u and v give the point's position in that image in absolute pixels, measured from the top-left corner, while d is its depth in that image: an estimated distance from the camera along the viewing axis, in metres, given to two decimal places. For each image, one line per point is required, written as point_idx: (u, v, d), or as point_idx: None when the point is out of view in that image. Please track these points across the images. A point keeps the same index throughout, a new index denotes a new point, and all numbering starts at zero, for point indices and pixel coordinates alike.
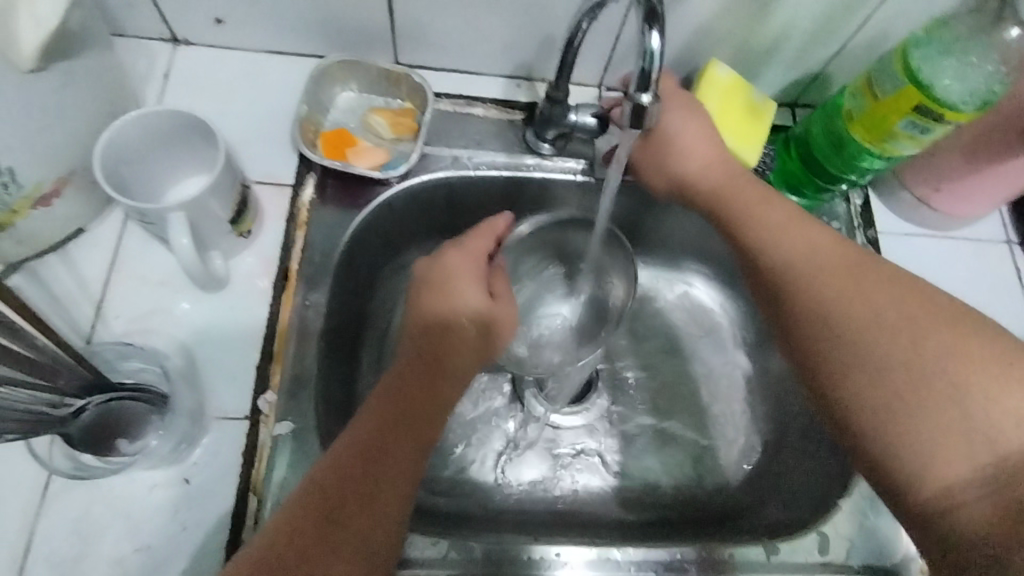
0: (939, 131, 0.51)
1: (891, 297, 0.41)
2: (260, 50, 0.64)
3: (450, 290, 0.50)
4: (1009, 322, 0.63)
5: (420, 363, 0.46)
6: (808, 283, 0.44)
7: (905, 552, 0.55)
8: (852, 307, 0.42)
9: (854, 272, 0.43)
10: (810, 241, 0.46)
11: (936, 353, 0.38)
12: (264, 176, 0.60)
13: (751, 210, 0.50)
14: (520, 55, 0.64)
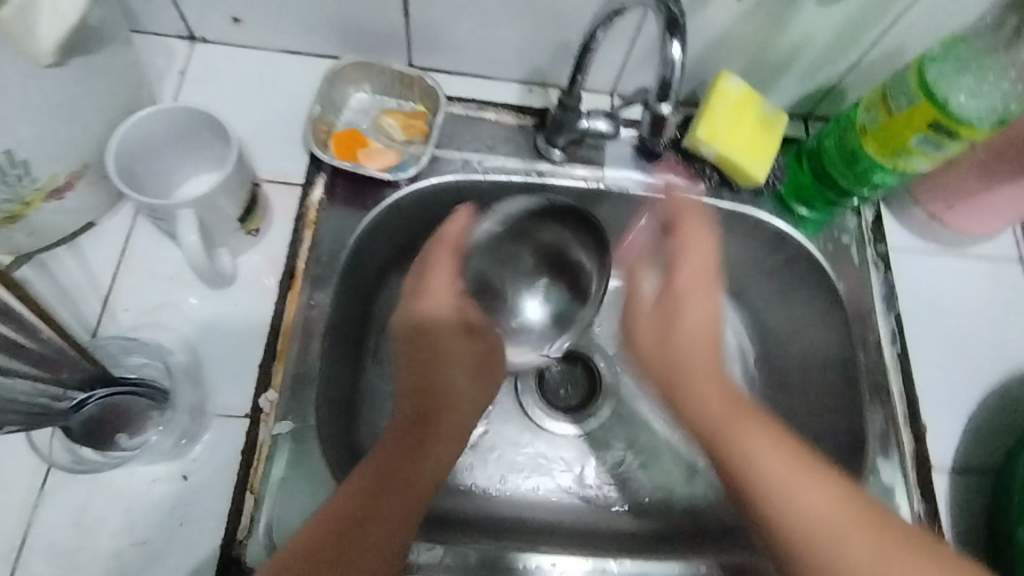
0: (954, 147, 0.50)
1: (825, 487, 0.43)
2: (275, 48, 0.64)
3: (423, 310, 0.50)
4: (1020, 342, 0.62)
5: (414, 391, 0.50)
6: (736, 429, 0.45)
7: None
8: (773, 458, 0.44)
9: (772, 434, 0.45)
10: (725, 378, 0.49)
11: (851, 528, 0.41)
12: (274, 175, 0.60)
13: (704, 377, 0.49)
14: (534, 61, 0.64)
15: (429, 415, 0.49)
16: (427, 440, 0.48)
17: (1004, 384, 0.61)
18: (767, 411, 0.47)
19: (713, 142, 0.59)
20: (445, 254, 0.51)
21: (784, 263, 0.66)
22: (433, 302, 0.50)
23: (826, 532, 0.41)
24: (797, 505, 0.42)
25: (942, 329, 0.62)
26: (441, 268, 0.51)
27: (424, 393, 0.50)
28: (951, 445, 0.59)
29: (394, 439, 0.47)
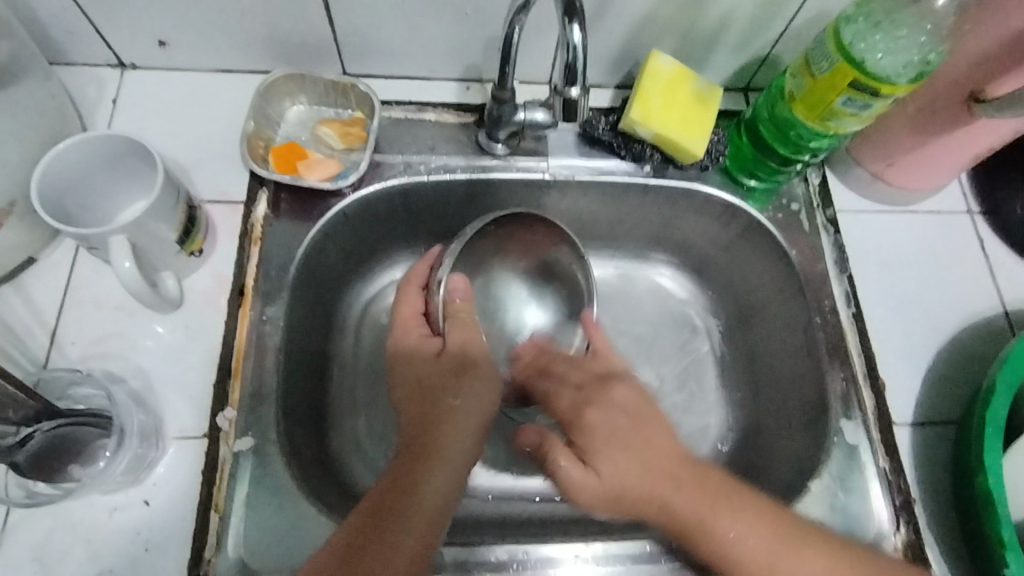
0: (878, 106, 0.51)
1: (742, 510, 0.45)
2: (209, 69, 0.64)
3: (397, 356, 0.53)
4: (974, 293, 0.63)
5: (415, 387, 0.50)
6: (675, 484, 0.46)
7: (878, 529, 0.54)
8: (709, 503, 0.46)
9: (704, 477, 0.47)
10: (655, 446, 0.48)
11: (789, 552, 0.44)
12: (216, 195, 0.60)
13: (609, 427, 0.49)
14: (466, 57, 0.64)
15: (439, 396, 0.49)
16: (445, 415, 0.48)
17: (960, 336, 0.61)
18: (692, 465, 0.47)
19: (650, 122, 0.59)
20: (415, 291, 0.57)
21: (736, 236, 0.67)
22: (412, 341, 0.53)
23: (771, 566, 0.44)
24: (728, 538, 0.45)
25: (895, 287, 0.63)
26: (411, 307, 0.56)
27: (423, 383, 0.50)
28: (912, 399, 0.59)
29: (411, 428, 0.48)
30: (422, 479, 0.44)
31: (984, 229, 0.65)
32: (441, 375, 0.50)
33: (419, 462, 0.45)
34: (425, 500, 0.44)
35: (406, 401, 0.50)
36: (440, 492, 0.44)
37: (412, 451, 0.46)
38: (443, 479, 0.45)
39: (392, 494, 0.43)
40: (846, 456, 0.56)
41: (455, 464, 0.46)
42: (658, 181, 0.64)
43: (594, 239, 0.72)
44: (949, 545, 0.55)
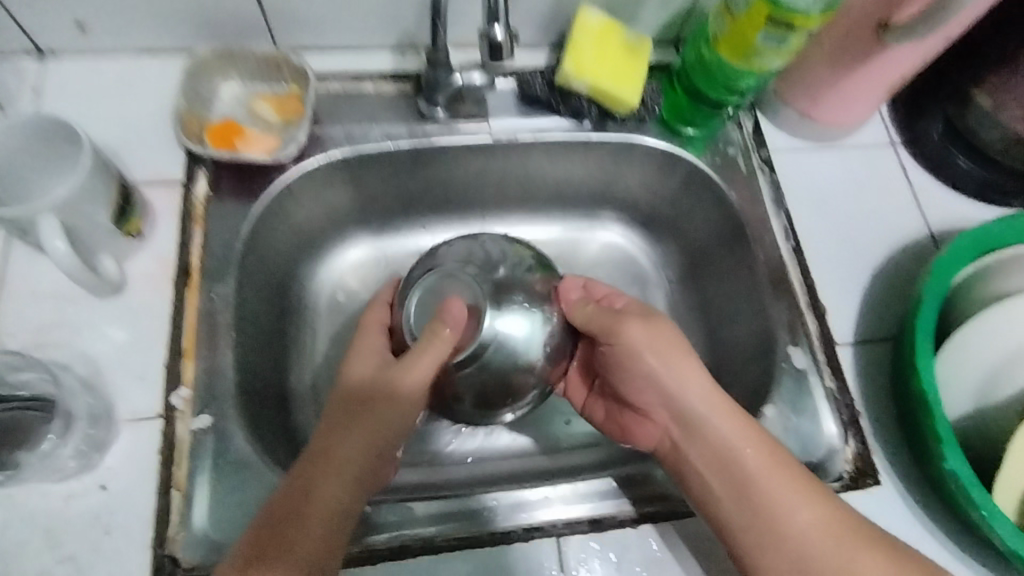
0: (796, 39, 0.53)
1: (752, 448, 0.50)
2: (134, 51, 0.63)
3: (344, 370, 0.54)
4: (903, 218, 0.66)
5: (350, 405, 0.51)
6: (707, 432, 0.51)
7: (827, 446, 0.57)
8: (730, 448, 0.50)
9: (733, 424, 0.51)
10: (687, 383, 0.52)
11: (800, 499, 0.48)
12: (152, 177, 0.59)
13: (643, 363, 0.53)
14: (399, 24, 0.64)
15: (363, 411, 0.50)
16: (362, 431, 0.49)
17: (892, 260, 0.64)
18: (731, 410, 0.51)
19: (581, 76, 0.61)
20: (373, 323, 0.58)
21: (677, 185, 0.69)
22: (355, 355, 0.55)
23: (777, 507, 0.48)
24: (731, 475, 0.50)
25: (829, 219, 0.66)
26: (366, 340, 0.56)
27: (354, 399, 0.51)
28: (852, 319, 0.62)
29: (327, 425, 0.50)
30: (320, 478, 0.47)
31: (907, 158, 0.68)
32: (368, 393, 0.51)
33: (316, 471, 0.47)
34: (334, 503, 0.46)
35: (344, 416, 0.50)
36: (329, 496, 0.46)
37: (317, 457, 0.48)
38: (335, 485, 0.47)
39: (303, 497, 0.46)
40: (794, 382, 0.59)
41: (350, 470, 0.48)
42: (599, 135, 0.65)
43: (544, 201, 0.72)
44: (894, 450, 0.58)
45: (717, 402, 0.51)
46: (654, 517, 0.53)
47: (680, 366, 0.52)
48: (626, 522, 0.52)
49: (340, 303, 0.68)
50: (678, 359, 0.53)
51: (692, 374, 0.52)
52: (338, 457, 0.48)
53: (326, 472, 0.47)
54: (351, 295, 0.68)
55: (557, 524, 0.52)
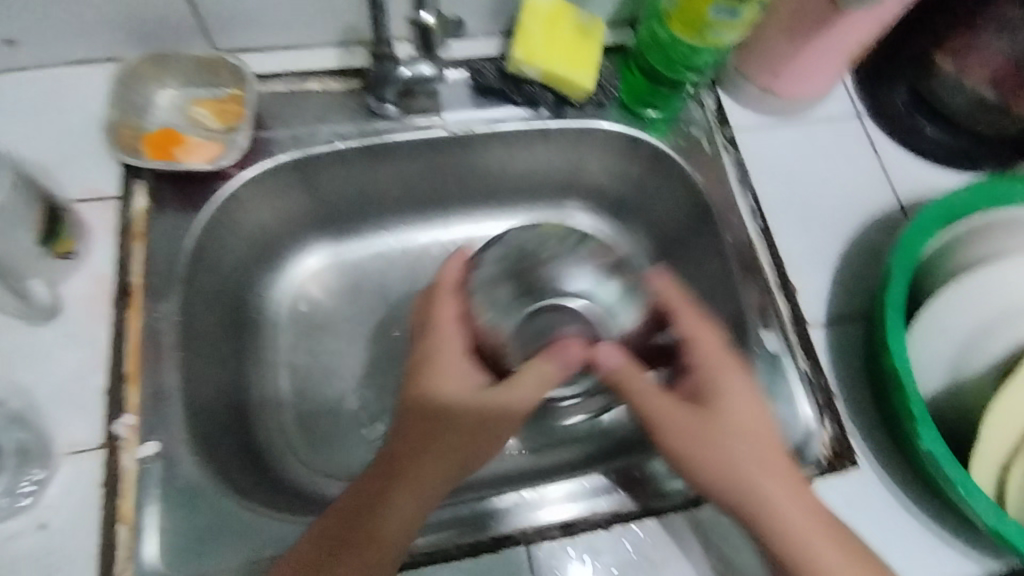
0: (747, 11, 0.51)
1: (797, 511, 0.44)
2: (62, 61, 0.59)
3: (433, 372, 0.49)
4: (870, 191, 0.64)
5: (452, 418, 0.47)
6: (740, 484, 0.45)
7: (805, 430, 0.55)
8: (777, 500, 0.44)
9: (779, 464, 0.46)
10: (726, 431, 0.46)
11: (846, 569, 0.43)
12: (86, 194, 0.56)
13: (680, 414, 0.47)
14: (342, 19, 0.60)
15: (433, 440, 0.46)
16: (433, 457, 0.45)
17: (861, 235, 0.63)
18: (774, 465, 0.46)
19: (532, 61, 0.60)
20: (446, 295, 0.53)
21: (643, 170, 0.66)
22: (447, 362, 0.50)
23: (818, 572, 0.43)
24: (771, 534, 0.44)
25: (795, 196, 0.64)
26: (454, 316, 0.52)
27: (436, 420, 0.47)
28: (823, 300, 0.60)
29: (401, 444, 0.46)
30: (391, 490, 0.44)
31: (873, 129, 0.67)
32: (466, 424, 0.47)
33: (391, 485, 0.45)
34: (402, 529, 0.44)
35: (422, 443, 0.46)
36: (405, 514, 0.44)
37: (356, 508, 0.44)
38: (396, 520, 0.44)
39: (369, 521, 0.44)
40: (768, 367, 0.57)
41: (426, 503, 0.45)
42: (557, 122, 0.62)
43: (509, 195, 0.70)
44: (869, 430, 0.56)
45: (770, 446, 0.46)
46: (631, 514, 0.51)
47: (717, 412, 0.47)
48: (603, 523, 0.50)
49: (302, 314, 0.65)
50: (731, 388, 0.48)
51: (734, 412, 0.47)
52: (403, 483, 0.45)
53: (408, 492, 0.44)
54: (313, 304, 0.65)
55: (527, 532, 0.50)
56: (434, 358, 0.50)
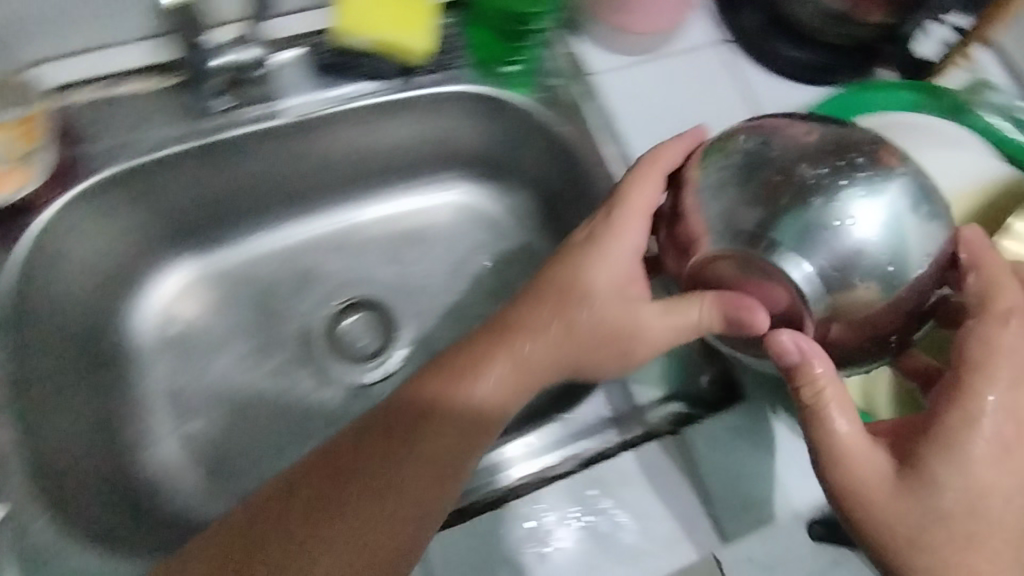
0: None
1: (980, 555, 0.49)
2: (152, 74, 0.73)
3: (569, 297, 0.59)
4: None
5: (571, 343, 0.59)
6: (942, 551, 0.49)
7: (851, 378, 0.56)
8: (979, 556, 0.49)
9: (997, 531, 0.49)
10: (968, 468, 0.48)
11: None
12: None
13: (929, 450, 0.49)
14: None
15: (432, 421, 0.56)
16: (421, 447, 0.55)
17: None
18: (980, 510, 0.48)
19: None
20: (602, 215, 0.61)
21: None
22: (555, 299, 0.59)
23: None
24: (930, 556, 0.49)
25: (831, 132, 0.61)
26: (632, 226, 0.59)
27: (570, 300, 0.59)
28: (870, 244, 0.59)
29: (401, 401, 0.57)
30: (403, 446, 0.55)
31: None
32: (559, 363, 0.59)
33: (378, 446, 0.55)
34: (401, 501, 0.53)
35: (512, 379, 0.58)
36: (397, 478, 0.54)
37: (388, 431, 0.55)
38: (397, 474, 0.54)
39: (376, 475, 0.54)
40: None
41: (403, 482, 0.54)
42: None
43: None
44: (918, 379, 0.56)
45: (1008, 492, 0.49)
46: (657, 436, 0.64)
47: (1003, 442, 0.48)
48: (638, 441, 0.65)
49: None
50: (987, 460, 0.48)
51: (968, 483, 0.48)
52: (417, 466, 0.55)
53: (373, 470, 0.54)
54: None
55: None
56: (518, 319, 0.59)
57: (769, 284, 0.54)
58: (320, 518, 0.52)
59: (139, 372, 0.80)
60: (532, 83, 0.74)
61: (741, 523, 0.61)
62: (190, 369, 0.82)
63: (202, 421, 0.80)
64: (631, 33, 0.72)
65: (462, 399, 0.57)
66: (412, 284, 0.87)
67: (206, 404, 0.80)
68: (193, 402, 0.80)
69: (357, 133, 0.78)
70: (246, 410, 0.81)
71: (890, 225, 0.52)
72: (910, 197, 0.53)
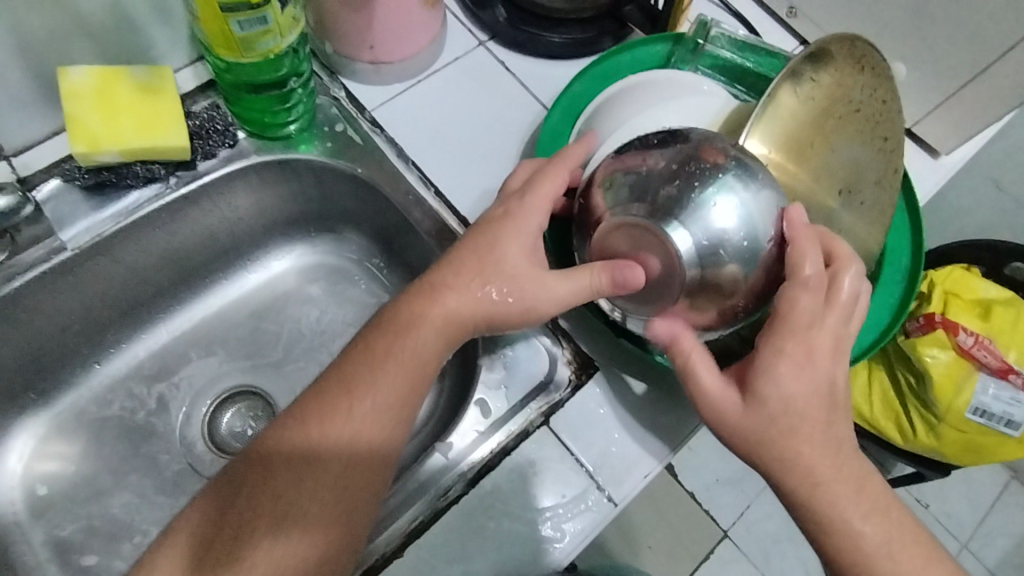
0: None
1: (831, 445, 0.52)
2: None
3: (485, 258, 0.57)
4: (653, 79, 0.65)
5: (488, 306, 0.58)
6: (779, 451, 0.52)
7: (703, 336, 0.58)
8: (811, 450, 0.51)
9: (826, 429, 0.52)
10: (805, 378, 0.51)
11: (852, 477, 0.52)
12: None
13: (774, 369, 0.51)
14: None
15: (325, 453, 0.54)
16: (321, 476, 0.54)
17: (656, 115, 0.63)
18: (823, 407, 0.52)
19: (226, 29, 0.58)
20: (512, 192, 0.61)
21: None
22: (433, 302, 0.57)
23: (820, 494, 0.52)
24: (799, 458, 0.51)
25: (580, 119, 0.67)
26: (545, 196, 0.59)
27: (488, 261, 0.57)
28: None
29: (292, 425, 0.55)
30: (276, 474, 0.54)
31: None
32: (481, 320, 0.58)
33: (270, 480, 0.54)
34: (307, 506, 0.53)
35: (447, 333, 0.58)
36: (296, 521, 0.52)
37: (285, 458, 0.54)
38: (299, 513, 0.53)
39: (275, 500, 0.53)
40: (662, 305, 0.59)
41: (302, 519, 0.52)
42: None
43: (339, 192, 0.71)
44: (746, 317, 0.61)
45: (824, 391, 0.52)
46: (529, 434, 0.65)
47: (830, 338, 0.52)
48: (567, 396, 0.67)
49: None
50: (799, 373, 0.51)
51: (788, 391, 0.51)
52: (314, 467, 0.54)
53: (268, 505, 0.53)
54: None
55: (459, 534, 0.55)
56: (398, 329, 0.57)
57: (646, 253, 0.55)
58: (239, 518, 0.52)
59: (15, 547, 0.74)
60: (313, 137, 0.76)
61: (622, 486, 0.64)
62: (73, 521, 0.76)
63: (105, 567, 0.74)
64: (389, 62, 0.74)
65: (350, 413, 0.55)
66: (282, 356, 0.85)
67: (102, 547, 0.75)
68: (87, 553, 0.75)
69: (163, 233, 0.76)
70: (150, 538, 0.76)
71: (744, 218, 0.53)
72: (756, 183, 0.54)
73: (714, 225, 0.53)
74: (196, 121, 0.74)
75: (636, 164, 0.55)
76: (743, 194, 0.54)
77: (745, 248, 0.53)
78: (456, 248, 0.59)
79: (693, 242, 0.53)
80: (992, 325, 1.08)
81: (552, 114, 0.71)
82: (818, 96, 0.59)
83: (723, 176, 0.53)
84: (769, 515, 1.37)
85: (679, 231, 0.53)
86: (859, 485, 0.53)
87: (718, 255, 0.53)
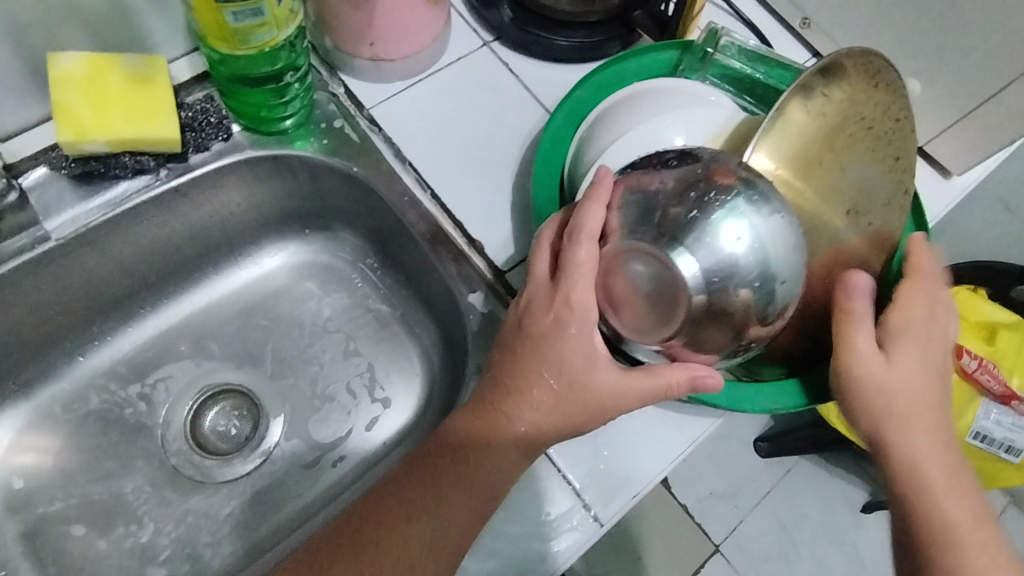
0: None
1: (936, 422, 0.57)
2: None
3: (552, 354, 0.54)
4: (658, 87, 0.64)
5: (560, 410, 0.54)
6: (900, 419, 0.56)
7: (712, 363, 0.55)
8: (920, 426, 0.56)
9: (933, 405, 0.57)
10: (929, 354, 0.56)
11: (947, 458, 0.57)
12: None
13: (905, 344, 0.56)
14: None
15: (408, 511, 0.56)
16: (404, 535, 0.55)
17: (662, 123, 0.61)
18: (933, 388, 0.57)
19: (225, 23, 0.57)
20: (544, 286, 0.56)
21: None
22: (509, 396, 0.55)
23: (921, 464, 0.56)
24: (910, 432, 0.56)
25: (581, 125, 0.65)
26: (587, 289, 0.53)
27: (555, 355, 0.54)
28: None
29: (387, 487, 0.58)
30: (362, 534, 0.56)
31: None
32: (550, 430, 0.55)
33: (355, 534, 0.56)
34: None
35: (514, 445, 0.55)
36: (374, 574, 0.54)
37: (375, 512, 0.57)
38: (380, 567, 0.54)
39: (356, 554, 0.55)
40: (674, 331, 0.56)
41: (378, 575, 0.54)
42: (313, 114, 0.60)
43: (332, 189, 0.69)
44: None
45: (934, 373, 0.57)
46: None
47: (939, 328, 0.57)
48: None
49: None
50: (923, 352, 0.56)
51: (914, 368, 0.56)
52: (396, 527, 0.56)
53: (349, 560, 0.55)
54: None
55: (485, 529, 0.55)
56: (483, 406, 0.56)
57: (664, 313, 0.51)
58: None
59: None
60: (309, 134, 0.74)
61: (608, 506, 0.62)
62: (64, 498, 0.75)
63: (88, 551, 0.74)
64: (391, 59, 0.73)
65: (411, 514, 0.56)
66: (269, 355, 0.84)
67: (88, 529, 0.74)
68: (73, 533, 0.74)
69: (151, 226, 0.74)
70: (133, 526, 0.75)
71: (755, 243, 0.50)
72: (768, 207, 0.51)
73: (720, 249, 0.50)
74: (190, 111, 0.72)
75: (646, 182, 0.53)
76: (752, 218, 0.51)
77: (755, 278, 0.50)
78: (525, 335, 0.56)
79: (697, 267, 0.50)
80: (997, 349, 1.06)
81: (554, 119, 0.69)
82: (829, 112, 0.57)
83: (728, 196, 0.50)
84: (762, 530, 1.35)
85: (683, 254, 0.50)
86: (957, 477, 0.57)
87: (726, 284, 0.50)
